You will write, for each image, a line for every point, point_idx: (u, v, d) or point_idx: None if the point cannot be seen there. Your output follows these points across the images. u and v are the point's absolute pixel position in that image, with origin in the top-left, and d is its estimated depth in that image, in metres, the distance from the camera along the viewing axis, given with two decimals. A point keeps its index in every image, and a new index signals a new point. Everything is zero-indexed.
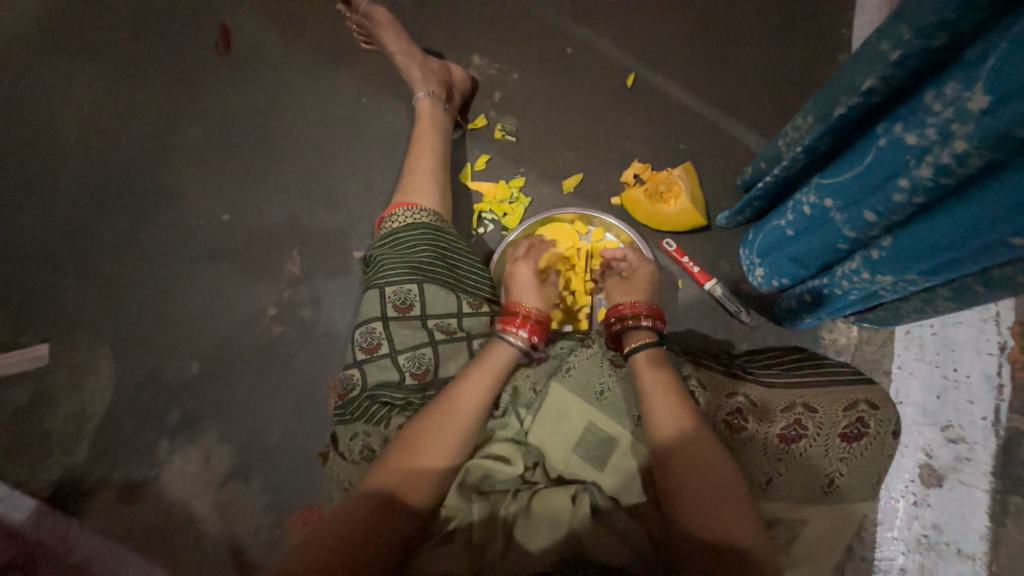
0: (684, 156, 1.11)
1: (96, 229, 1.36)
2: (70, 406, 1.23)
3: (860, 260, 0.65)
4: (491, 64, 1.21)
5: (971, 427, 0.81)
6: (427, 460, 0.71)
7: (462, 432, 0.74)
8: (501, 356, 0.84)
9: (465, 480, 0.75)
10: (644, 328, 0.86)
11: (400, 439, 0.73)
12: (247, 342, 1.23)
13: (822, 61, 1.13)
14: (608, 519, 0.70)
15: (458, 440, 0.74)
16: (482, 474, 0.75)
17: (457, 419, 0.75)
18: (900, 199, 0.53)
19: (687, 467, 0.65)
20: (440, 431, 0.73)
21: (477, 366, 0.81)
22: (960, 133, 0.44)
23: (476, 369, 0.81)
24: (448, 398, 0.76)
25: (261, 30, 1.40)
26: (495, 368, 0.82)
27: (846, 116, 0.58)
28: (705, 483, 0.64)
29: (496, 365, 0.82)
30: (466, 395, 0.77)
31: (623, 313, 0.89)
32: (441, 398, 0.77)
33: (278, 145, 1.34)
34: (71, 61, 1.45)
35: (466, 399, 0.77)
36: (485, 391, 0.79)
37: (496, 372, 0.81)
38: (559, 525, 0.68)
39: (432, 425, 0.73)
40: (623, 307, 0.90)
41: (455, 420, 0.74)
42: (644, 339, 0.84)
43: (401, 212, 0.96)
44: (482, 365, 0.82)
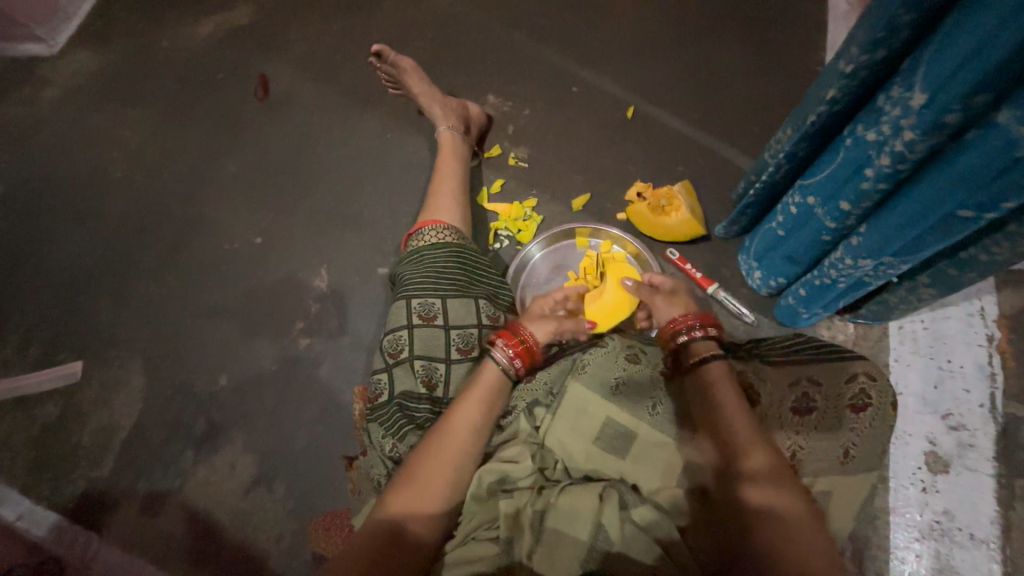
0: (682, 177, 1.22)
1: (138, 253, 1.46)
2: (101, 420, 1.28)
3: (842, 249, 0.73)
4: (504, 101, 1.36)
5: (970, 415, 0.85)
6: (427, 491, 0.75)
7: (454, 462, 0.78)
8: (489, 383, 0.86)
9: (480, 487, 0.80)
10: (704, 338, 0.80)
11: (404, 467, 0.78)
12: (274, 355, 1.28)
13: (801, 92, 1.26)
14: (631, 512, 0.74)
15: (462, 457, 0.79)
16: (496, 477, 0.81)
17: (449, 455, 0.78)
18: (868, 187, 0.62)
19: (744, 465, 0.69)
20: (437, 461, 0.77)
21: (469, 396, 0.84)
22: (907, 125, 0.53)
23: (467, 399, 0.83)
24: (442, 429, 0.80)
25: (297, 79, 1.57)
26: (486, 390, 0.85)
27: (817, 124, 0.68)
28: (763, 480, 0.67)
29: (486, 390, 0.85)
30: (463, 419, 0.81)
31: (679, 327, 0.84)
32: (437, 427, 0.81)
33: (310, 176, 1.47)
34: (125, 107, 1.62)
35: (462, 423, 0.81)
36: (479, 421, 0.82)
37: (488, 402, 0.84)
38: (586, 519, 0.74)
39: (428, 458, 0.77)
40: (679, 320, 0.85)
41: (450, 451, 0.78)
42: (711, 349, 0.79)
43: (430, 230, 1.05)
44: (471, 393, 0.84)
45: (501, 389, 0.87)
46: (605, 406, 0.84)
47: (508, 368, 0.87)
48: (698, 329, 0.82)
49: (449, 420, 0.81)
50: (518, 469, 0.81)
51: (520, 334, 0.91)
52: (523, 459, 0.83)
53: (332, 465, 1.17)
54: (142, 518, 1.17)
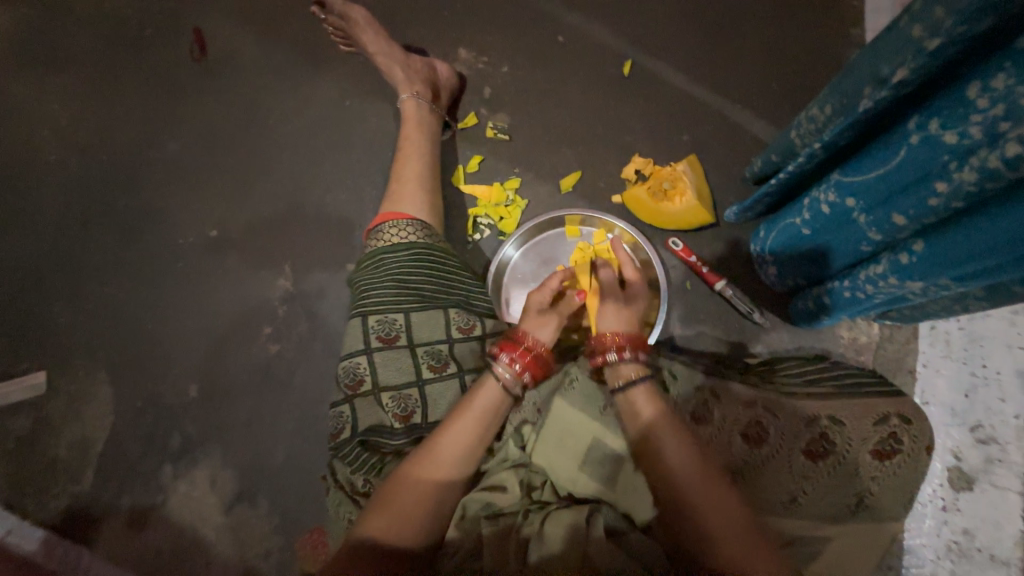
0: (688, 147, 1.05)
1: (83, 250, 1.31)
2: (71, 435, 1.21)
3: (886, 264, 0.60)
4: (479, 57, 1.14)
5: (1002, 427, 0.75)
6: (411, 515, 0.68)
7: (440, 486, 0.71)
8: (485, 397, 0.76)
9: (465, 515, 0.72)
10: (632, 364, 0.77)
11: (388, 480, 0.72)
12: (245, 362, 1.20)
13: (832, 35, 1.05)
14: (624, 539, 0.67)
15: (452, 472, 0.72)
16: (481, 504, 0.72)
17: (439, 469, 0.71)
18: (936, 203, 0.48)
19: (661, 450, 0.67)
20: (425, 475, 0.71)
21: (463, 410, 0.75)
22: (1013, 133, 0.39)
23: (462, 414, 0.75)
24: (433, 443, 0.73)
25: (236, 33, 1.33)
26: (482, 408, 0.76)
27: (870, 111, 0.52)
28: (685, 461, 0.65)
29: (484, 408, 0.76)
30: (455, 436, 0.73)
31: (605, 344, 0.80)
32: (426, 444, 0.74)
33: (263, 156, 1.29)
34: (43, 75, 1.39)
35: (454, 440, 0.73)
36: (472, 435, 0.74)
37: (483, 417, 0.75)
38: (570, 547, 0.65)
39: (410, 475, 0.71)
40: (606, 337, 0.81)
41: (440, 467, 0.71)
42: (633, 372, 0.76)
43: (390, 226, 0.90)
44: (467, 406, 0.76)
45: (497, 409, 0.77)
46: (592, 424, 0.73)
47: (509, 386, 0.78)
48: (627, 351, 0.79)
49: (441, 433, 0.74)
50: (504, 498, 0.73)
51: (524, 342, 0.81)
52: (511, 485, 0.74)
53: (313, 478, 1.14)
54: (128, 533, 1.15)
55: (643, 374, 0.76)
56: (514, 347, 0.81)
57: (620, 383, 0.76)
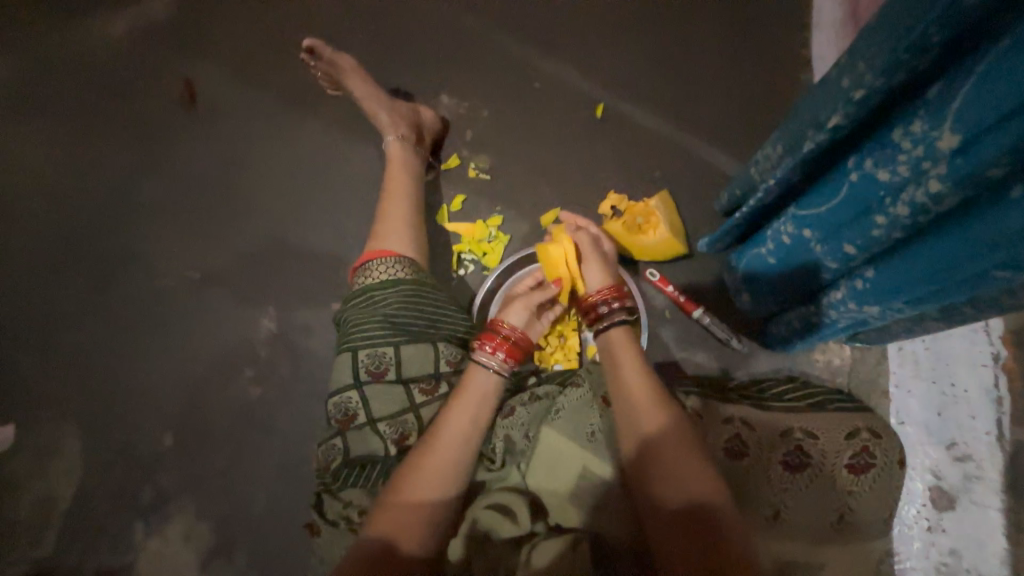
0: (659, 183, 1.11)
1: (58, 296, 1.28)
2: (35, 491, 1.14)
3: (844, 290, 0.64)
4: (460, 103, 1.20)
5: (976, 444, 0.79)
6: (416, 509, 0.68)
7: (444, 473, 0.71)
8: (476, 386, 0.78)
9: (466, 536, 0.73)
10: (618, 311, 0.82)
11: (392, 478, 0.71)
12: (227, 406, 1.17)
13: (785, 80, 1.14)
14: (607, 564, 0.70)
15: (452, 463, 0.72)
16: (485, 528, 0.72)
17: (438, 469, 0.71)
18: (879, 234, 0.52)
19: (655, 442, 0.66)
20: (429, 466, 0.70)
21: (459, 398, 0.77)
22: (933, 173, 0.43)
23: (457, 399, 0.77)
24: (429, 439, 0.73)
25: (225, 83, 1.38)
26: (476, 397, 0.77)
27: (814, 151, 0.57)
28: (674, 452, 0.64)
29: (475, 400, 0.77)
30: (450, 429, 0.74)
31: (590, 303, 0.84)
32: (427, 436, 0.74)
33: (249, 198, 1.31)
34: (21, 119, 1.37)
35: (449, 432, 0.73)
36: (469, 425, 0.75)
37: (476, 409, 0.76)
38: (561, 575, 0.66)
39: (413, 467, 0.71)
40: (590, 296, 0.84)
41: (442, 458, 0.71)
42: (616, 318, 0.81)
43: (378, 264, 0.92)
44: (458, 398, 0.77)
45: (492, 395, 0.79)
46: (583, 454, 0.74)
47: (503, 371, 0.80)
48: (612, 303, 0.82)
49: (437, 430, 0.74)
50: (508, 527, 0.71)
51: (501, 330, 0.84)
52: (522, 517, 0.71)
53: (296, 525, 1.10)
54: None
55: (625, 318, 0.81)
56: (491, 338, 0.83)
57: (604, 325, 0.81)
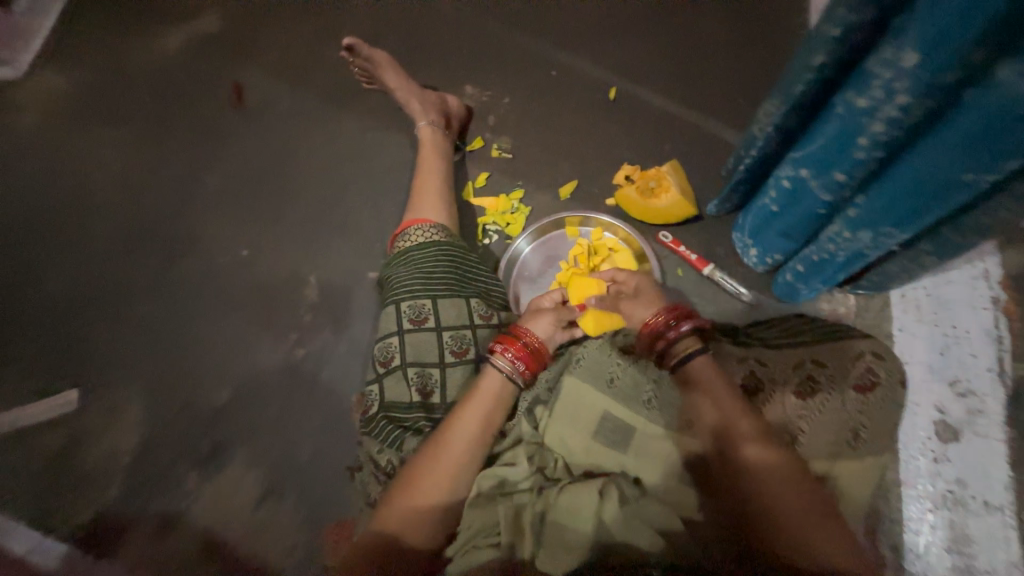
0: (670, 155, 1.19)
1: (122, 274, 1.41)
2: (102, 447, 1.26)
3: (840, 222, 0.71)
4: (483, 91, 1.31)
5: (977, 379, 0.82)
6: (418, 515, 0.73)
7: (447, 478, 0.75)
8: (490, 387, 0.83)
9: (479, 493, 0.76)
10: (687, 337, 0.80)
11: (400, 477, 0.77)
12: (272, 369, 1.27)
13: (785, 58, 1.22)
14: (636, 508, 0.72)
15: (457, 471, 0.76)
16: (496, 480, 0.77)
17: (449, 463, 0.76)
18: (864, 155, 0.59)
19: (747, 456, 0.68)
20: (435, 473, 0.75)
21: (468, 404, 0.81)
22: (901, 88, 0.51)
23: (467, 405, 0.80)
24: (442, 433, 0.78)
25: (270, 84, 1.52)
26: (483, 404, 0.81)
27: (805, 93, 0.65)
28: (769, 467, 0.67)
29: (482, 406, 0.81)
30: (458, 435, 0.77)
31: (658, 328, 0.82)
32: (436, 436, 0.78)
33: (292, 184, 1.43)
34: (96, 124, 1.55)
35: (457, 439, 0.77)
36: (477, 432, 0.78)
37: (489, 408, 0.81)
38: (582, 513, 0.71)
39: (420, 471, 0.75)
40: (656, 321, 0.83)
41: (447, 466, 0.75)
42: (689, 346, 0.79)
43: (415, 230, 1.02)
44: (472, 399, 0.81)
45: (498, 401, 0.82)
46: (602, 397, 0.80)
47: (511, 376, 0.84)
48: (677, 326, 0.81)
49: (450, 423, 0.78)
50: (516, 472, 0.78)
51: (522, 337, 0.87)
52: (520, 460, 0.79)
53: (336, 476, 1.18)
54: (152, 543, 1.17)
55: (698, 348, 0.79)
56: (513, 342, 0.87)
57: (676, 360, 0.79)
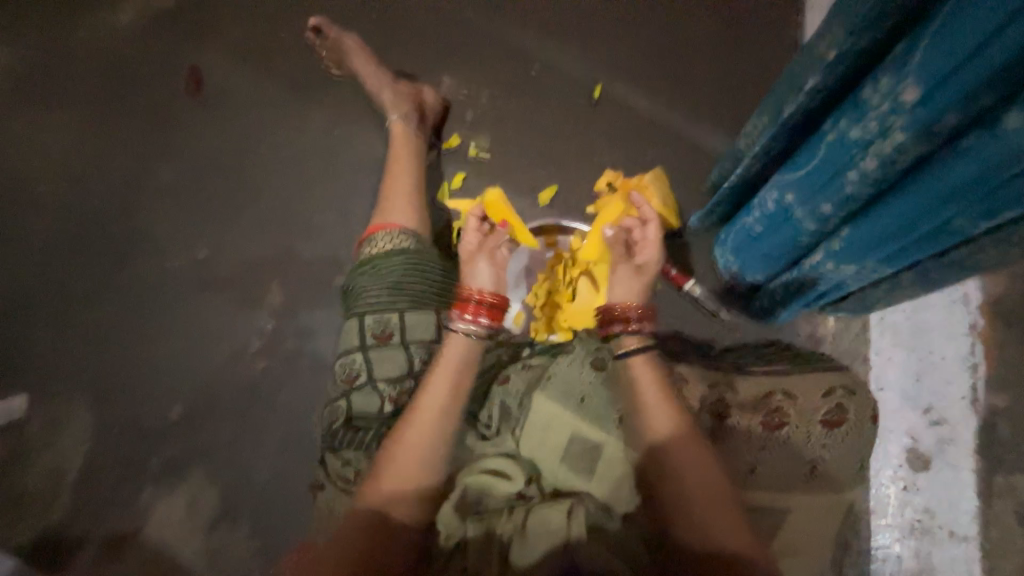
0: (653, 163, 1.14)
1: (68, 273, 1.31)
2: (49, 459, 1.18)
3: (823, 252, 0.68)
4: (460, 87, 1.24)
5: (952, 409, 0.84)
6: (399, 488, 0.71)
7: (425, 446, 0.73)
8: (454, 356, 0.78)
9: (461, 497, 0.73)
10: (633, 334, 0.79)
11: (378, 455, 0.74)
12: (234, 378, 1.22)
13: (775, 65, 1.18)
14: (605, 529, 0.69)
15: (434, 438, 0.73)
16: (479, 489, 0.74)
17: (427, 429, 0.73)
18: (851, 190, 0.56)
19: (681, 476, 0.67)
20: (412, 441, 0.72)
21: (439, 366, 0.78)
22: (898, 125, 0.47)
23: (438, 368, 0.78)
24: (411, 408, 0.75)
25: (231, 68, 1.41)
26: (452, 363, 0.78)
27: (794, 115, 0.61)
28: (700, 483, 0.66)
29: (453, 366, 0.78)
30: (430, 399, 0.75)
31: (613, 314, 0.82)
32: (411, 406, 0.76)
33: (255, 180, 1.34)
34: (34, 105, 1.42)
35: (428, 403, 0.75)
36: (450, 394, 0.76)
37: (454, 379, 0.77)
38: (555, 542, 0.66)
39: (398, 442, 0.73)
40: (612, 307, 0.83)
41: (423, 432, 0.73)
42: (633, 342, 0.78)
43: (382, 236, 0.96)
44: (441, 362, 0.78)
45: (468, 360, 0.79)
46: (571, 419, 0.74)
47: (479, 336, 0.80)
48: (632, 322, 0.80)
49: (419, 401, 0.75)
50: (502, 485, 0.73)
51: (471, 295, 0.81)
52: (513, 472, 0.74)
53: (299, 491, 1.15)
54: (104, 562, 1.13)
55: (645, 345, 0.78)
56: (468, 306, 0.81)
57: (622, 351, 0.78)
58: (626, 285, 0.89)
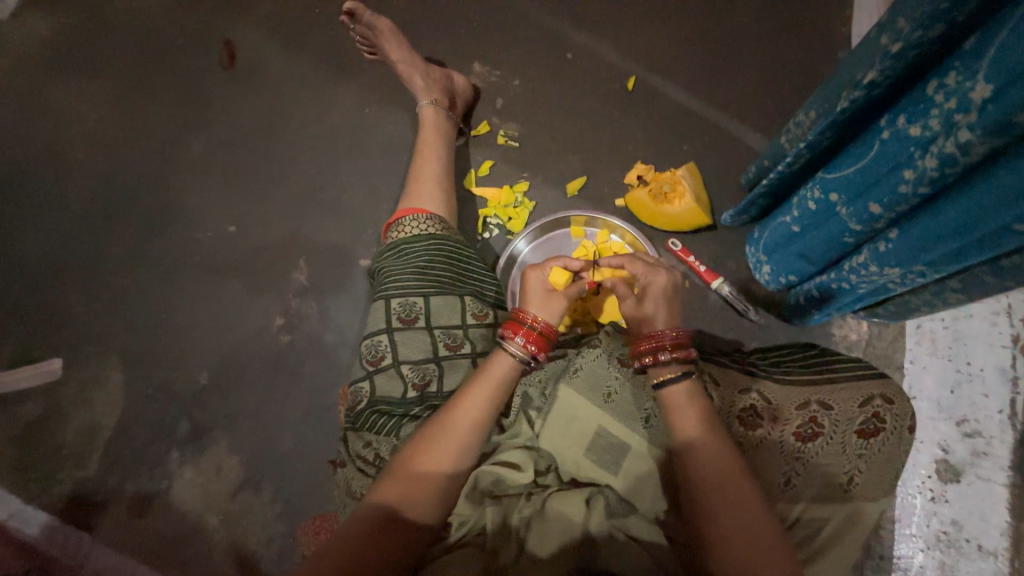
0: (687, 157, 1.12)
1: (101, 241, 1.34)
2: (80, 419, 1.22)
3: (867, 254, 0.66)
4: (493, 71, 1.22)
5: (987, 421, 0.81)
6: (420, 488, 0.69)
7: (456, 451, 0.71)
8: (500, 370, 0.77)
9: (475, 487, 0.73)
10: (669, 362, 0.74)
11: (404, 450, 0.72)
12: (257, 352, 1.24)
13: (820, 59, 1.14)
14: (623, 524, 0.69)
15: (462, 445, 0.72)
16: (494, 479, 0.73)
17: (460, 435, 0.72)
18: (904, 190, 0.54)
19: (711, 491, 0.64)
20: (444, 444, 0.71)
21: (481, 376, 0.76)
22: (964, 123, 0.45)
23: (479, 377, 0.76)
24: (446, 412, 0.73)
25: (265, 44, 1.41)
26: (497, 377, 0.76)
27: (847, 110, 0.59)
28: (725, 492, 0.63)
29: (495, 379, 0.76)
30: (467, 405, 0.73)
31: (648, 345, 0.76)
32: (445, 408, 0.74)
33: (284, 157, 1.35)
34: (74, 74, 1.44)
35: (466, 410, 0.73)
36: (489, 406, 0.74)
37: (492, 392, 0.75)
38: (573, 528, 0.68)
39: (427, 441, 0.71)
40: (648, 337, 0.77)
41: (455, 438, 0.71)
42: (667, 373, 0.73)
43: (410, 220, 0.96)
44: (484, 372, 0.77)
45: (512, 378, 0.77)
46: (597, 412, 0.74)
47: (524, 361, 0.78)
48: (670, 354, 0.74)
49: (458, 402, 0.74)
50: (517, 477, 0.73)
51: (527, 321, 0.80)
52: (527, 466, 0.74)
53: (318, 465, 1.18)
54: (130, 519, 1.17)
55: (682, 372, 0.73)
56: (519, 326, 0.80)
57: (658, 381, 0.73)
58: (659, 305, 0.80)
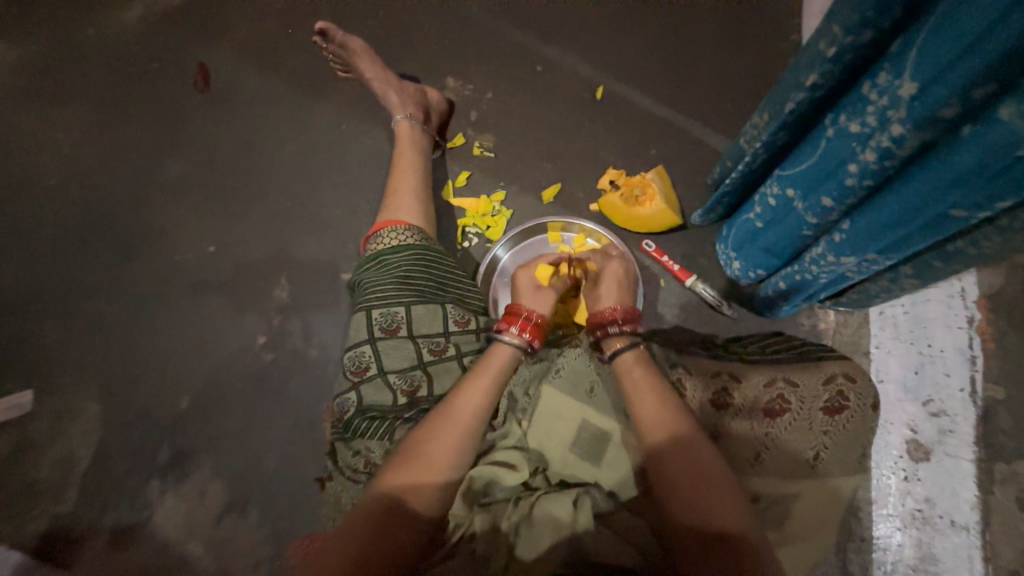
0: (656, 161, 1.16)
1: (76, 268, 1.32)
2: (56, 452, 1.19)
3: (825, 245, 0.69)
4: (466, 85, 1.25)
5: (951, 400, 0.85)
6: (418, 481, 0.70)
7: (454, 443, 0.73)
8: (492, 370, 0.79)
9: (468, 489, 0.74)
10: (619, 333, 0.83)
11: (404, 444, 0.73)
12: (239, 372, 1.23)
13: (776, 63, 1.19)
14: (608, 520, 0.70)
15: (460, 439, 0.73)
16: (485, 482, 0.74)
17: (456, 427, 0.74)
18: (851, 183, 0.58)
19: (674, 457, 0.67)
20: (443, 435, 0.73)
21: (476, 373, 0.79)
22: (896, 118, 0.49)
23: (475, 373, 0.79)
24: (445, 407, 0.75)
25: (239, 66, 1.42)
26: (493, 373, 0.80)
27: (795, 111, 0.63)
28: (692, 464, 0.66)
29: (490, 373, 0.79)
30: (465, 400, 0.76)
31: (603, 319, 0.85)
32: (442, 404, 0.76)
33: (261, 177, 1.36)
34: (46, 102, 1.43)
35: (463, 404, 0.75)
36: (483, 399, 0.76)
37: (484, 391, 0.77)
38: (561, 528, 0.67)
39: (425, 436, 0.73)
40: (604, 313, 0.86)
41: (452, 431, 0.73)
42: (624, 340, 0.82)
43: (389, 232, 0.97)
44: (479, 370, 0.80)
45: (508, 372, 0.81)
46: (581, 408, 0.76)
47: (522, 349, 0.83)
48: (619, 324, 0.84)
49: (456, 395, 0.77)
50: (507, 478, 0.73)
51: (522, 313, 0.86)
52: (518, 467, 0.75)
53: (305, 484, 1.16)
54: (111, 552, 1.13)
55: (632, 342, 0.81)
56: (513, 319, 0.85)
57: (611, 350, 0.81)
58: (613, 288, 0.89)
